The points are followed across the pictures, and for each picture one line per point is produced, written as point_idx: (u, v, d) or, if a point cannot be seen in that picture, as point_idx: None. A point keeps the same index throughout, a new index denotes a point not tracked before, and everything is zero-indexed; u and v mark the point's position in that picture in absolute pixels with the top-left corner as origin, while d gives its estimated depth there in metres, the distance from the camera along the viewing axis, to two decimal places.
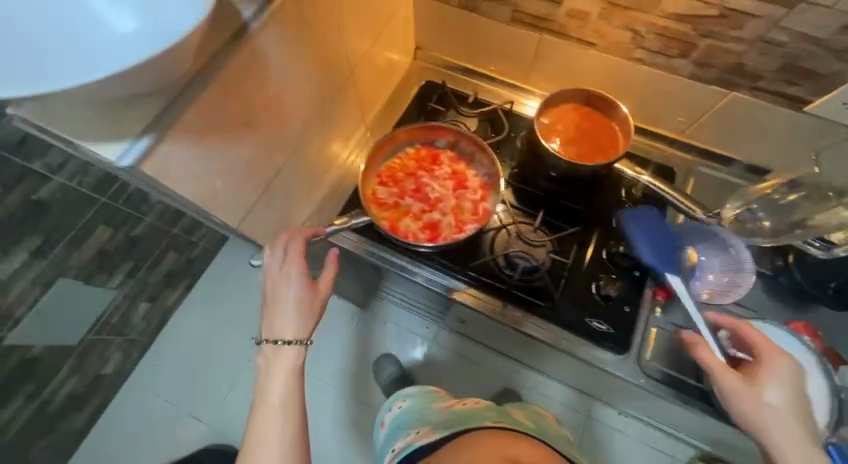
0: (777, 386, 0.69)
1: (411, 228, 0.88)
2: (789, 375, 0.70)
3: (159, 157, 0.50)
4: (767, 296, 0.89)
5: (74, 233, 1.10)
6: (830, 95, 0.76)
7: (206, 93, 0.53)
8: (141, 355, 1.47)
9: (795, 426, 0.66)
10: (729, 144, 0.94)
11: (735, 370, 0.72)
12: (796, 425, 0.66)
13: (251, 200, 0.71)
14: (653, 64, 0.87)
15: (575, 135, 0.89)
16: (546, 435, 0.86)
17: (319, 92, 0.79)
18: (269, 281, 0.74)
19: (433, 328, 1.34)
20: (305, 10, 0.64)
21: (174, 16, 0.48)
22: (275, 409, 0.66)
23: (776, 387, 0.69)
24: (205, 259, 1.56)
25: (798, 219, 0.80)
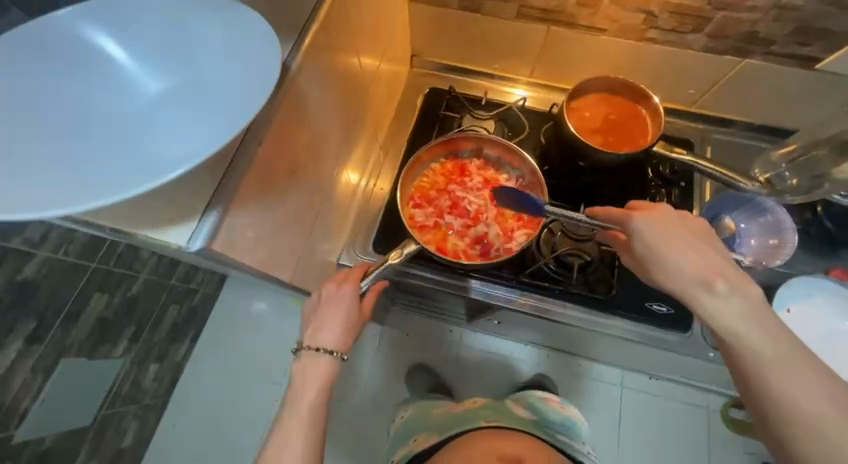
0: (729, 304, 0.51)
1: (459, 246, 0.85)
2: (739, 294, 0.51)
3: (225, 231, 0.48)
4: (804, 251, 0.89)
5: (68, 308, 1.04)
6: (842, 51, 0.78)
7: (260, 152, 0.50)
8: (158, 418, 1.45)
9: (782, 356, 0.49)
10: (741, 110, 0.96)
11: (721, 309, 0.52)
12: (781, 356, 0.49)
13: (298, 248, 0.68)
14: (666, 42, 0.87)
15: (602, 124, 0.89)
16: (545, 428, 0.91)
17: (343, 121, 0.75)
18: (315, 295, 0.68)
19: (457, 330, 1.50)
20: (330, 43, 0.61)
21: (224, 79, 0.42)
22: (299, 429, 0.60)
23: (736, 307, 0.51)
24: (206, 306, 1.54)
25: (822, 173, 0.82)
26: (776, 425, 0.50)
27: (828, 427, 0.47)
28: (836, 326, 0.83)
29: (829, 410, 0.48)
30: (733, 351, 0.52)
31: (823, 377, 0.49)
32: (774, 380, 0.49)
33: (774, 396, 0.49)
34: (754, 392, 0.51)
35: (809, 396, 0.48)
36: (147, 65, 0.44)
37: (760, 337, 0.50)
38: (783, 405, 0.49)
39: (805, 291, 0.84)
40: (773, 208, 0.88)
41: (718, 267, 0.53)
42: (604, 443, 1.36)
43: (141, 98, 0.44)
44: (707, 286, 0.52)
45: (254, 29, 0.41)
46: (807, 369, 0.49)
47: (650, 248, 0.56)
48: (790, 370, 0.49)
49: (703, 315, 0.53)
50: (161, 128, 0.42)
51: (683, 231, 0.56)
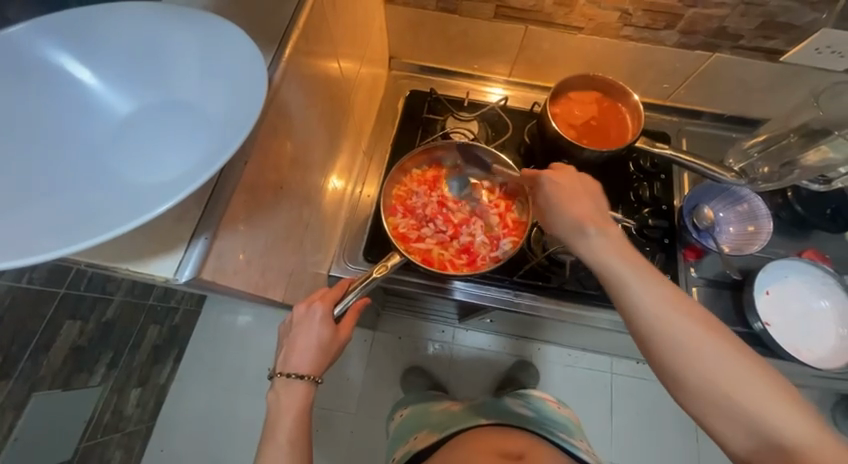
0: (599, 240, 0.56)
1: (446, 256, 0.85)
2: (607, 235, 0.56)
3: (214, 258, 0.46)
4: (774, 233, 0.95)
5: (38, 338, 0.97)
6: (803, 43, 0.82)
7: (246, 172, 0.48)
8: (143, 445, 1.38)
9: (653, 288, 0.52)
10: (711, 101, 1.00)
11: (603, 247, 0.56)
12: (654, 289, 0.52)
13: (289, 266, 0.67)
14: (641, 38, 0.88)
15: (582, 125, 0.90)
16: (541, 425, 0.88)
17: (327, 129, 0.73)
18: (288, 318, 0.66)
19: (449, 330, 1.51)
20: (309, 53, 0.60)
21: (206, 101, 0.39)
22: (284, 450, 0.58)
23: (606, 245, 0.56)
24: (188, 323, 1.49)
25: (791, 159, 0.88)
26: (668, 366, 0.50)
27: (706, 355, 0.48)
28: (812, 306, 0.87)
29: (708, 340, 0.49)
30: (613, 292, 0.54)
31: (695, 307, 0.51)
32: (649, 314, 0.51)
33: (656, 331, 0.50)
34: (640, 333, 0.52)
35: (685, 327, 0.50)
36: (120, 86, 0.41)
37: (633, 273, 0.53)
38: (665, 338, 0.50)
39: (780, 273, 0.89)
40: (749, 197, 0.93)
41: (593, 215, 0.58)
42: (598, 430, 1.39)
43: (113, 122, 0.41)
44: (581, 229, 0.58)
45: (237, 46, 0.39)
46: (681, 300, 0.51)
47: (549, 202, 0.62)
48: (663, 302, 0.51)
49: (585, 256, 0.57)
50: (138, 156, 0.39)
51: (570, 188, 0.61)
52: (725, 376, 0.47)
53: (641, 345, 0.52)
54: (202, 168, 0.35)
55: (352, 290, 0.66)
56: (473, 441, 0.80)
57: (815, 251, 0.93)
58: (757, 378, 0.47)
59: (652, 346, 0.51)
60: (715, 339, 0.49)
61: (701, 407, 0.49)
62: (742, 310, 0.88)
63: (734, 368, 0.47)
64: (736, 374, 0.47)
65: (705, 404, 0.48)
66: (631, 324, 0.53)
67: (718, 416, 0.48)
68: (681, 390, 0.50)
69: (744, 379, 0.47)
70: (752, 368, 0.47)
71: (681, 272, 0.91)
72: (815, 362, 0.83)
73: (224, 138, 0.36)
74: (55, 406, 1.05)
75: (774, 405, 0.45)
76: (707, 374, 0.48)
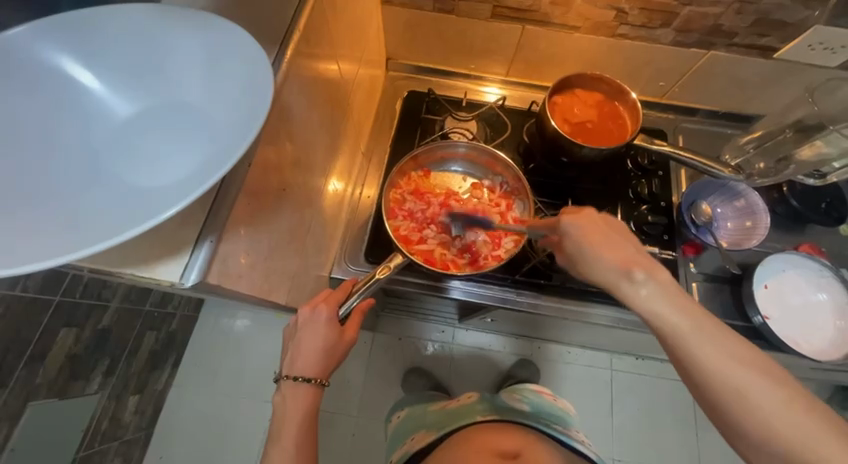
0: (649, 291, 0.48)
1: (448, 257, 0.84)
2: (657, 279, 0.49)
3: (219, 262, 0.45)
4: (771, 228, 0.96)
5: (33, 347, 0.95)
6: (797, 39, 0.83)
7: (250, 174, 0.48)
8: (142, 452, 1.36)
9: (712, 338, 0.46)
10: (706, 99, 1.01)
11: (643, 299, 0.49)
12: (712, 339, 0.46)
13: (292, 268, 0.66)
14: (637, 37, 0.89)
15: (582, 124, 0.90)
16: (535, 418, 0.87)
17: (327, 130, 0.73)
18: (292, 321, 0.65)
19: (449, 330, 1.51)
20: (309, 54, 0.59)
21: (211, 103, 0.39)
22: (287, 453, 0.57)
23: (657, 292, 0.48)
24: (185, 329, 1.47)
25: (786, 155, 0.89)
26: (729, 419, 0.45)
27: (778, 415, 0.43)
28: (810, 298, 0.88)
29: (777, 398, 0.43)
30: (664, 341, 0.49)
31: (759, 358, 0.46)
32: (710, 366, 0.45)
33: (719, 386, 0.45)
34: (698, 383, 0.47)
35: (752, 383, 0.44)
36: (121, 89, 0.41)
37: (690, 322, 0.47)
38: (730, 393, 0.45)
39: (777, 267, 0.90)
40: (745, 192, 0.94)
41: (636, 258, 0.50)
42: (599, 426, 1.40)
43: (116, 126, 0.40)
44: (625, 276, 0.49)
45: (240, 47, 0.38)
46: (743, 350, 0.46)
47: (579, 249, 0.53)
48: (725, 354, 0.45)
49: (631, 305, 0.49)
50: (143, 160, 0.39)
51: (598, 232, 0.52)
52: (786, 429, 0.42)
53: (698, 394, 0.48)
54: (207, 171, 0.35)
55: (355, 291, 0.66)
56: (467, 443, 0.79)
57: (812, 245, 0.94)
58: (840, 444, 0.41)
59: (711, 398, 0.46)
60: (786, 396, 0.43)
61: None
62: (741, 304, 0.89)
63: (808, 430, 0.42)
64: (811, 437, 0.42)
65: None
66: (687, 374, 0.48)
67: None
68: (744, 444, 0.45)
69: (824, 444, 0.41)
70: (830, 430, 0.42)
71: (680, 267, 0.92)
72: (814, 354, 0.84)
73: (229, 140, 0.36)
74: (52, 416, 1.04)
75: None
76: (775, 432, 0.43)
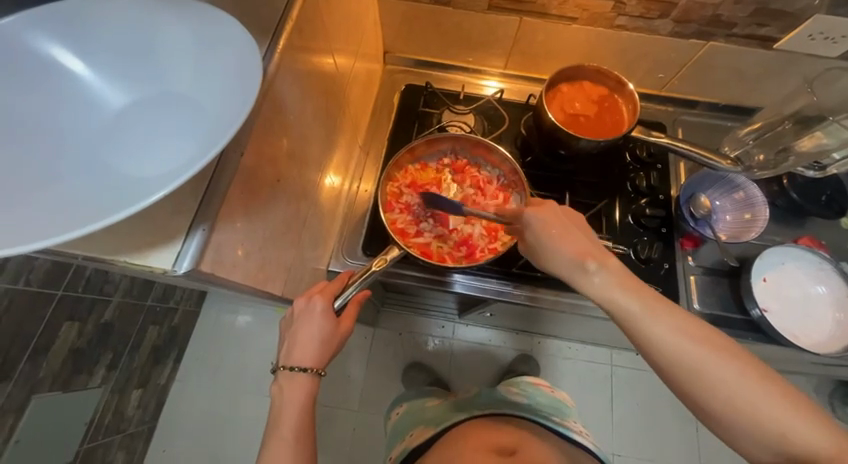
0: (602, 279, 0.55)
1: (444, 249, 0.85)
2: (608, 268, 0.55)
3: (212, 250, 0.46)
4: (770, 221, 0.95)
5: (37, 340, 0.97)
6: (796, 30, 0.82)
7: (243, 164, 0.48)
8: (146, 446, 1.37)
9: (662, 320, 0.51)
10: (705, 91, 1.00)
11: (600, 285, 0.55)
12: (663, 320, 0.51)
13: (287, 260, 0.67)
14: (635, 28, 0.88)
15: (579, 116, 0.90)
16: (532, 411, 0.87)
17: (322, 123, 0.73)
18: (288, 313, 0.66)
19: (449, 325, 1.51)
20: (303, 44, 0.59)
21: (201, 92, 0.39)
22: (284, 443, 0.58)
23: (608, 279, 0.55)
24: (187, 324, 1.48)
25: (785, 147, 0.89)
26: (688, 392, 0.50)
27: (727, 383, 0.48)
28: (808, 291, 0.88)
29: (725, 367, 0.48)
30: (622, 325, 0.54)
31: (707, 333, 0.50)
32: (664, 346, 0.50)
33: (675, 364, 0.50)
34: (657, 363, 0.51)
35: (703, 358, 0.49)
36: (112, 78, 0.41)
37: (641, 306, 0.53)
38: (684, 369, 0.49)
39: (776, 260, 0.89)
40: (745, 185, 0.94)
41: (590, 249, 0.57)
42: (598, 421, 1.40)
43: (106, 115, 0.41)
44: (580, 267, 0.56)
45: (229, 34, 0.39)
46: (691, 328, 0.50)
47: (539, 240, 0.61)
48: (676, 333, 0.50)
49: (586, 293, 0.56)
50: (133, 146, 0.39)
51: (557, 225, 0.60)
52: (738, 393, 0.47)
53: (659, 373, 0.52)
54: (196, 156, 0.35)
55: (352, 283, 0.66)
56: (463, 438, 0.79)
57: (812, 238, 0.94)
58: (780, 402, 0.46)
59: (670, 376, 0.51)
60: (732, 365, 0.48)
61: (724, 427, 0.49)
62: (740, 297, 0.89)
63: (752, 393, 0.47)
64: (755, 398, 0.47)
65: (726, 426, 0.49)
66: (647, 354, 0.52)
67: (741, 438, 0.48)
68: (704, 413, 0.50)
69: (764, 402, 0.46)
70: (771, 391, 0.47)
71: (679, 260, 0.91)
72: (811, 347, 0.83)
73: (218, 126, 0.36)
74: (55, 408, 1.05)
75: (798, 424, 0.45)
76: (725, 399, 0.48)
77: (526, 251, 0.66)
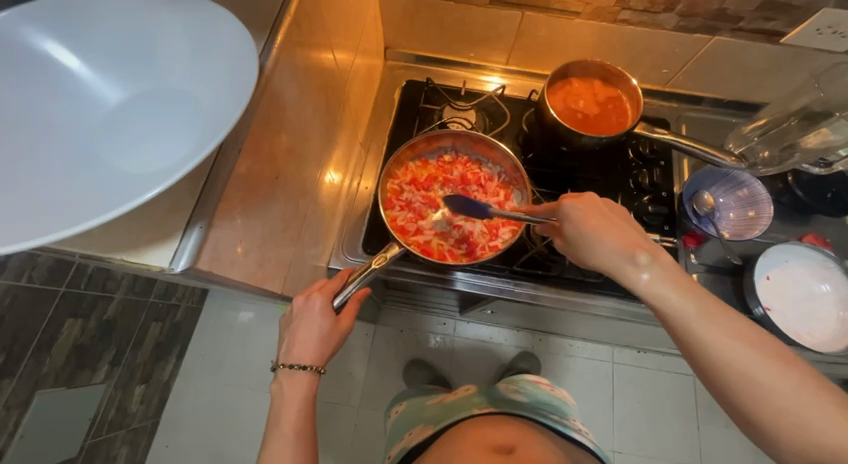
0: (651, 275, 0.53)
1: (445, 247, 0.84)
2: (658, 262, 0.54)
3: (210, 248, 0.45)
4: (775, 218, 0.94)
5: (40, 337, 0.97)
6: (804, 24, 0.81)
7: (240, 161, 0.47)
8: (149, 441, 1.38)
9: (713, 318, 0.51)
10: (710, 86, 0.99)
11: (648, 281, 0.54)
12: (713, 319, 0.51)
13: (287, 258, 0.66)
14: (639, 22, 0.87)
15: (579, 111, 0.89)
16: (533, 408, 0.87)
17: (322, 119, 0.72)
18: (287, 311, 0.65)
19: (450, 322, 1.51)
20: (302, 40, 0.59)
21: (197, 88, 0.39)
22: (283, 441, 0.58)
23: (658, 273, 0.53)
24: (189, 320, 1.49)
25: (790, 143, 0.88)
26: (730, 393, 0.50)
27: (774, 386, 0.48)
28: (812, 288, 0.87)
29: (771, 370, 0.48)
30: (668, 322, 0.53)
31: (757, 336, 0.50)
32: (713, 345, 0.50)
33: (721, 364, 0.50)
34: (701, 362, 0.51)
35: (751, 359, 0.49)
36: (108, 73, 0.41)
37: (692, 303, 0.52)
38: (732, 370, 0.49)
39: (780, 258, 0.88)
40: (749, 182, 0.93)
41: (637, 242, 0.56)
42: (600, 418, 1.40)
43: (102, 111, 0.40)
44: (629, 259, 0.55)
45: (225, 29, 0.38)
46: (740, 328, 0.50)
47: (581, 232, 0.58)
48: (725, 333, 0.50)
49: (633, 287, 0.55)
50: (129, 143, 0.39)
51: (600, 218, 0.58)
52: (786, 397, 0.47)
53: (701, 373, 0.52)
54: (192, 153, 0.35)
55: (352, 280, 0.66)
56: (461, 436, 0.79)
57: (816, 235, 0.93)
58: (826, 407, 0.46)
59: (713, 375, 0.51)
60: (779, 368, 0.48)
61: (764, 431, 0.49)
62: (743, 295, 0.88)
63: (797, 396, 0.47)
64: (800, 403, 0.47)
65: (772, 432, 0.48)
66: (691, 353, 0.52)
67: (784, 443, 0.48)
68: (744, 416, 0.50)
69: (810, 408, 0.46)
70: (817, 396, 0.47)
71: (681, 258, 0.91)
72: (815, 345, 0.83)
73: (214, 123, 0.36)
74: (59, 404, 1.06)
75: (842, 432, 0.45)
76: (769, 401, 0.48)
77: (563, 245, 0.64)
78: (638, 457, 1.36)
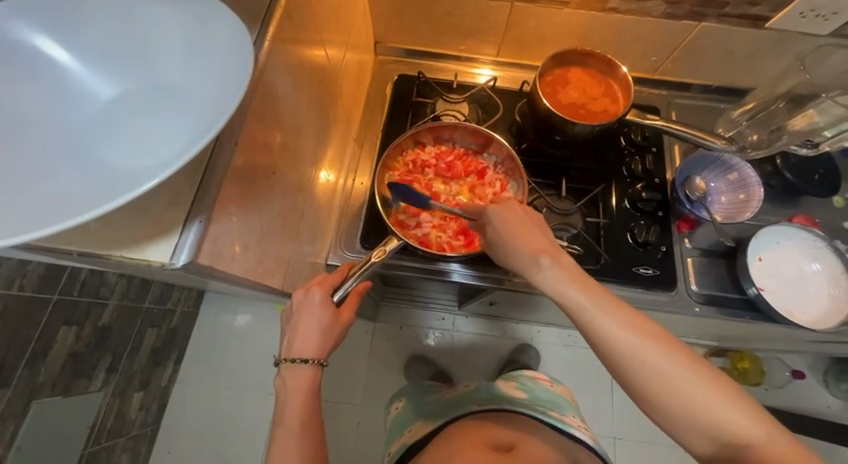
0: (557, 274, 0.55)
1: (443, 238, 0.85)
2: (560, 263, 0.56)
3: (211, 242, 0.45)
4: (765, 201, 0.96)
5: (34, 346, 0.96)
6: (787, 8, 0.82)
7: (237, 154, 0.47)
8: (149, 448, 1.37)
9: (614, 317, 0.52)
10: (697, 73, 1.01)
11: (557, 280, 0.55)
12: (615, 317, 0.52)
13: (286, 253, 0.66)
14: (627, 10, 0.88)
15: (559, 87, 0.90)
16: (530, 403, 0.88)
17: (316, 114, 0.72)
18: (288, 305, 0.65)
19: (450, 317, 1.52)
20: (294, 33, 0.58)
21: (192, 82, 0.38)
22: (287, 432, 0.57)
23: (560, 274, 0.55)
24: (186, 325, 1.47)
25: (779, 126, 0.90)
26: (640, 392, 0.50)
27: (671, 377, 0.49)
28: (803, 268, 0.89)
29: (675, 368, 0.49)
30: (577, 326, 0.54)
31: (653, 328, 0.51)
32: (619, 346, 0.50)
33: (632, 366, 0.50)
34: (615, 365, 0.51)
35: (654, 359, 0.50)
36: (99, 69, 0.40)
37: (594, 301, 0.53)
38: (637, 370, 0.50)
39: (771, 239, 0.90)
40: (739, 165, 0.94)
41: (546, 246, 0.57)
42: (599, 407, 1.42)
43: (96, 106, 0.40)
44: (534, 261, 0.57)
45: (220, 19, 0.38)
46: (640, 325, 0.51)
47: (501, 237, 0.61)
48: (627, 333, 0.50)
49: (542, 288, 0.56)
50: (124, 139, 0.38)
51: (513, 223, 0.60)
52: (679, 387, 0.48)
53: (617, 378, 0.52)
54: (189, 145, 0.34)
55: (352, 275, 0.66)
56: (462, 435, 0.78)
57: (806, 216, 0.95)
58: (716, 394, 0.48)
59: (627, 380, 0.51)
60: (682, 365, 0.49)
61: (679, 429, 0.49)
62: (737, 278, 0.90)
63: (701, 391, 0.48)
64: (708, 401, 0.48)
65: (672, 422, 0.49)
66: (604, 358, 0.52)
67: (685, 431, 0.49)
68: (660, 417, 0.50)
69: (714, 404, 0.48)
70: (716, 390, 0.48)
71: (676, 243, 0.92)
72: (806, 323, 0.84)
73: (211, 115, 0.35)
74: (57, 413, 1.05)
75: (743, 420, 0.47)
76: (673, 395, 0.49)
77: (486, 246, 0.66)
78: (637, 443, 1.38)
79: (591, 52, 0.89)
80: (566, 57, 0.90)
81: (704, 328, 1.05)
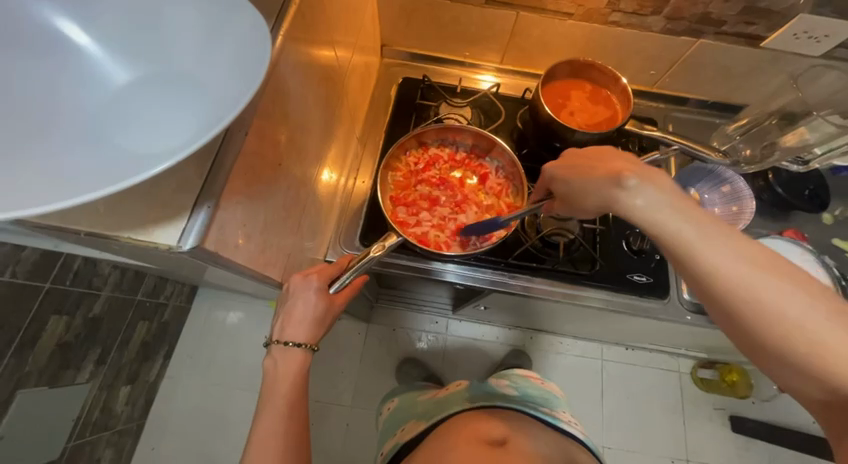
0: (644, 197, 0.50)
1: (441, 238, 0.86)
2: (651, 185, 0.51)
3: (217, 228, 0.46)
4: (756, 215, 0.99)
5: (23, 334, 0.94)
6: (782, 29, 0.85)
7: (246, 144, 0.47)
8: (134, 444, 1.35)
9: (720, 244, 0.47)
10: (694, 88, 1.03)
11: (644, 205, 0.50)
12: (718, 244, 0.47)
13: (287, 245, 0.67)
14: (629, 24, 0.91)
15: (565, 91, 0.93)
16: (523, 402, 0.88)
17: (322, 109, 0.73)
18: (283, 288, 0.65)
19: (443, 321, 1.52)
20: (306, 28, 0.60)
21: (208, 73, 0.39)
22: (277, 418, 0.58)
23: (653, 197, 0.50)
24: (177, 320, 1.46)
25: (771, 142, 0.94)
26: (743, 324, 0.47)
27: (784, 309, 0.44)
28: None
29: (794, 297, 0.45)
30: (674, 255, 0.50)
31: (768, 257, 0.47)
32: (722, 273, 0.46)
33: (735, 295, 0.46)
34: (713, 292, 0.48)
35: (762, 283, 0.45)
36: (116, 54, 0.41)
37: (692, 227, 0.48)
38: (744, 299, 0.46)
39: None
40: (732, 178, 0.96)
41: (630, 167, 0.53)
42: (589, 415, 1.42)
43: (110, 90, 0.41)
44: (619, 185, 0.52)
45: (237, 10, 0.39)
46: (752, 252, 0.47)
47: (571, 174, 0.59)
48: (733, 260, 0.46)
49: (629, 214, 0.51)
50: (137, 124, 0.39)
51: (588, 156, 0.58)
52: (792, 320, 0.44)
53: (714, 305, 0.48)
54: (203, 132, 0.35)
55: (350, 267, 0.66)
56: (455, 432, 0.78)
57: (796, 230, 0.97)
58: (843, 334, 0.43)
59: (731, 309, 0.47)
60: (802, 294, 0.44)
61: (776, 362, 0.46)
62: None
63: (822, 328, 0.43)
64: (829, 338, 0.43)
65: (776, 357, 0.46)
66: (703, 288, 0.48)
67: (793, 369, 0.45)
68: (761, 349, 0.46)
69: (833, 340, 0.43)
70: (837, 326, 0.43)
71: None
72: None
73: (225, 104, 0.36)
74: (42, 404, 1.03)
75: None
76: (785, 329, 0.44)
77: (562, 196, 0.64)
78: (626, 452, 1.39)
79: (630, 93, 0.90)
80: (562, 69, 0.92)
81: (693, 337, 1.07)
